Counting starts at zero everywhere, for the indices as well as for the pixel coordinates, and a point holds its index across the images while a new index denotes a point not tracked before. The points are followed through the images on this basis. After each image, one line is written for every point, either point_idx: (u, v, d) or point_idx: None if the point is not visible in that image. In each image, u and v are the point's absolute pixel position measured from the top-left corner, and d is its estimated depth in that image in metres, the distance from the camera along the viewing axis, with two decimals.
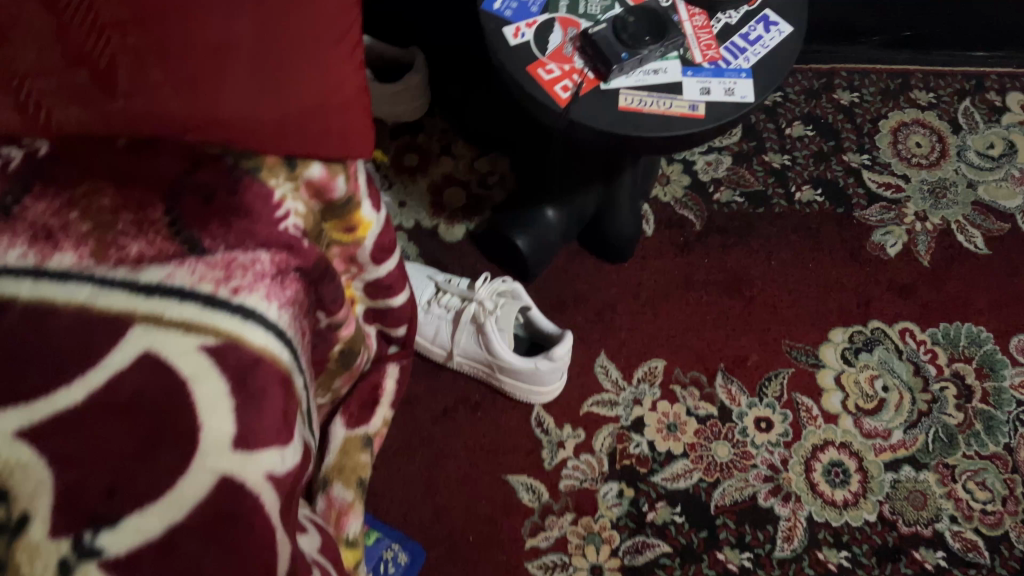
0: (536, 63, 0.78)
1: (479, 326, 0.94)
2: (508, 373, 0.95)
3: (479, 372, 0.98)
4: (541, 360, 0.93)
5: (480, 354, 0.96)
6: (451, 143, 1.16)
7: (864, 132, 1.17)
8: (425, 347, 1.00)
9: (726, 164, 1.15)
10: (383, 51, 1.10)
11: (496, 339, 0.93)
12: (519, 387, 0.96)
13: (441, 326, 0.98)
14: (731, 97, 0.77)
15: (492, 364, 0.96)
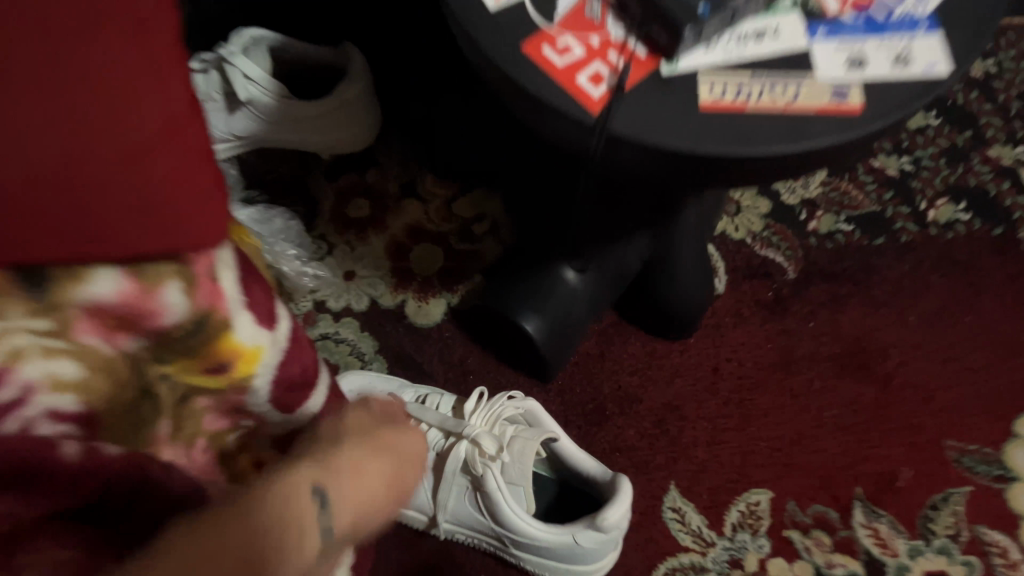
0: (539, 38, 0.43)
1: (475, 480, 0.58)
2: (529, 548, 0.59)
3: (483, 542, 0.62)
4: (581, 528, 0.56)
5: (482, 519, 0.60)
6: (417, 180, 0.80)
7: (1012, 114, 0.82)
8: (394, 507, 0.63)
9: (819, 177, 0.79)
10: (300, 51, 0.74)
11: (505, 500, 0.57)
12: (550, 565, 0.60)
13: (416, 475, 0.61)
14: (907, 69, 0.42)
15: (502, 534, 0.59)
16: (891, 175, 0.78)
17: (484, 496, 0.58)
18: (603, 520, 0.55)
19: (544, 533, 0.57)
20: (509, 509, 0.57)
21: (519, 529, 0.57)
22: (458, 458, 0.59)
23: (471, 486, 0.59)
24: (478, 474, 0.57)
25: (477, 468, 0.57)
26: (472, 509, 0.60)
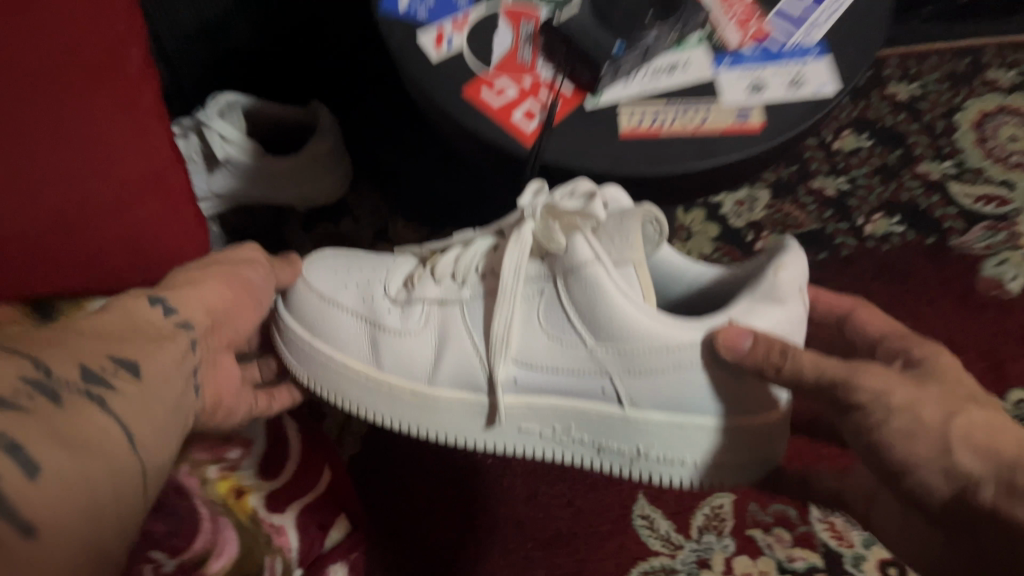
0: (477, 81, 0.48)
1: (555, 263, 0.46)
2: (649, 371, 0.45)
3: (579, 423, 0.49)
4: (742, 307, 0.43)
5: (573, 347, 0.47)
6: (389, 227, 0.86)
7: (939, 132, 0.88)
8: (414, 418, 0.53)
9: (763, 201, 0.84)
10: (268, 109, 0.79)
11: (603, 271, 0.44)
12: (697, 425, 0.46)
13: (451, 322, 0.51)
14: (800, 91, 0.47)
15: (604, 359, 0.46)
16: (829, 195, 0.84)
17: (570, 287, 0.45)
18: (778, 271, 0.44)
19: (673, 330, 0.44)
20: (609, 280, 0.44)
21: (627, 324, 0.44)
22: (523, 246, 0.47)
23: (551, 286, 0.47)
24: (561, 248, 0.45)
25: (558, 241, 0.45)
26: (550, 334, 0.47)
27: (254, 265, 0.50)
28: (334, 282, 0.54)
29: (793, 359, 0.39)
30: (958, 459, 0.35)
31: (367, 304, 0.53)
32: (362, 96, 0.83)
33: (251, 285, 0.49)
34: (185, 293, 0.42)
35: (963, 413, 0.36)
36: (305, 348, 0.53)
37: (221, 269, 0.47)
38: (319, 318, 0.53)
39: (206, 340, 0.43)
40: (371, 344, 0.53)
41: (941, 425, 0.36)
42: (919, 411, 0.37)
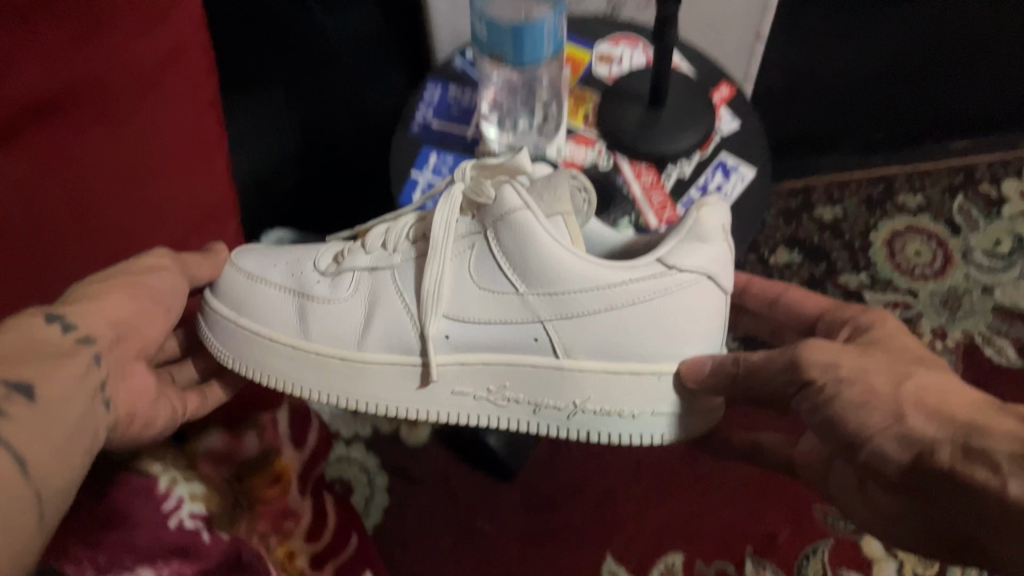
0: None
1: (486, 216, 0.52)
2: (585, 314, 0.51)
3: (516, 382, 0.54)
4: (668, 248, 0.49)
5: (506, 296, 0.52)
6: None
7: (856, 248, 1.06)
8: (342, 385, 0.56)
9: None
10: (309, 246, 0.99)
11: (533, 216, 0.50)
12: (635, 374, 0.52)
13: (381, 284, 0.57)
14: None
15: (537, 304, 0.51)
16: None
17: (500, 235, 0.51)
18: (702, 209, 0.49)
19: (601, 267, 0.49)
20: (539, 224, 0.50)
21: (558, 265, 0.50)
22: (452, 204, 0.54)
23: (481, 239, 0.53)
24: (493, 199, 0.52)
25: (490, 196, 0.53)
26: (481, 285, 0.53)
27: (159, 268, 0.51)
28: (260, 264, 0.60)
29: (744, 363, 0.47)
30: (911, 425, 0.37)
31: (296, 278, 0.59)
32: None
33: (167, 295, 0.51)
34: (86, 309, 0.44)
35: (912, 378, 0.40)
36: (229, 332, 0.57)
37: (126, 284, 0.48)
38: (246, 294, 0.58)
39: (111, 352, 0.45)
40: (298, 314, 0.58)
41: (891, 391, 0.39)
42: (873, 385, 0.40)
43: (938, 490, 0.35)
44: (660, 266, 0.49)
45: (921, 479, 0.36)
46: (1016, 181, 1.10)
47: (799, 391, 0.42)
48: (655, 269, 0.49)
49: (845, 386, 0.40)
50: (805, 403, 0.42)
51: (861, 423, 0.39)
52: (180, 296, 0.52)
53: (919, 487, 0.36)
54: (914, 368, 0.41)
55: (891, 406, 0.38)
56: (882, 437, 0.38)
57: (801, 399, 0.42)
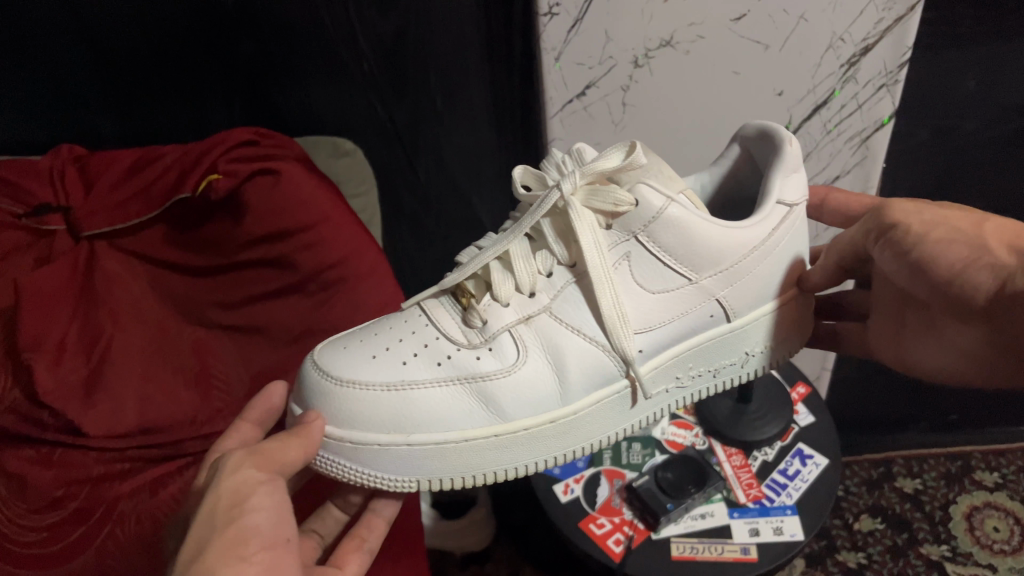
0: (588, 518, 0.81)
1: (632, 222, 0.53)
2: (750, 275, 0.54)
3: (697, 352, 0.56)
4: (779, 185, 0.53)
5: (679, 289, 0.54)
6: (520, 569, 1.14)
7: (936, 520, 1.13)
8: (558, 445, 0.53)
9: (800, 567, 1.10)
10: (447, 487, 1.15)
11: (682, 205, 0.52)
12: (772, 308, 0.56)
13: (548, 331, 0.53)
14: (781, 535, 0.79)
15: (712, 285, 0.54)
16: (851, 565, 1.09)
17: (658, 236, 0.52)
18: (794, 143, 0.53)
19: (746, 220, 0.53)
20: (694, 211, 0.52)
21: (729, 239, 0.52)
22: (589, 223, 0.52)
23: (634, 245, 0.53)
24: (632, 205, 0.52)
25: (627, 199, 0.52)
26: (653, 289, 0.54)
27: (252, 494, 0.46)
28: (387, 369, 0.51)
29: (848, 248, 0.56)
30: (1000, 254, 0.47)
31: (449, 366, 0.52)
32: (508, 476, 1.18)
33: (275, 528, 0.46)
34: None
35: (992, 220, 0.49)
36: (412, 457, 0.50)
37: (231, 549, 0.43)
38: (404, 407, 0.50)
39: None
40: (480, 399, 0.52)
41: (976, 233, 0.49)
42: (956, 226, 0.50)
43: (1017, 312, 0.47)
44: (783, 207, 0.54)
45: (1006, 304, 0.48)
46: None
47: (883, 239, 0.52)
48: (782, 210, 0.53)
49: (934, 228, 0.50)
50: (887, 260, 0.53)
51: (952, 256, 0.49)
52: (285, 513, 0.47)
53: (1008, 303, 0.48)
54: (987, 216, 0.50)
55: (978, 241, 0.48)
56: (977, 266, 0.48)
57: (881, 250, 0.53)
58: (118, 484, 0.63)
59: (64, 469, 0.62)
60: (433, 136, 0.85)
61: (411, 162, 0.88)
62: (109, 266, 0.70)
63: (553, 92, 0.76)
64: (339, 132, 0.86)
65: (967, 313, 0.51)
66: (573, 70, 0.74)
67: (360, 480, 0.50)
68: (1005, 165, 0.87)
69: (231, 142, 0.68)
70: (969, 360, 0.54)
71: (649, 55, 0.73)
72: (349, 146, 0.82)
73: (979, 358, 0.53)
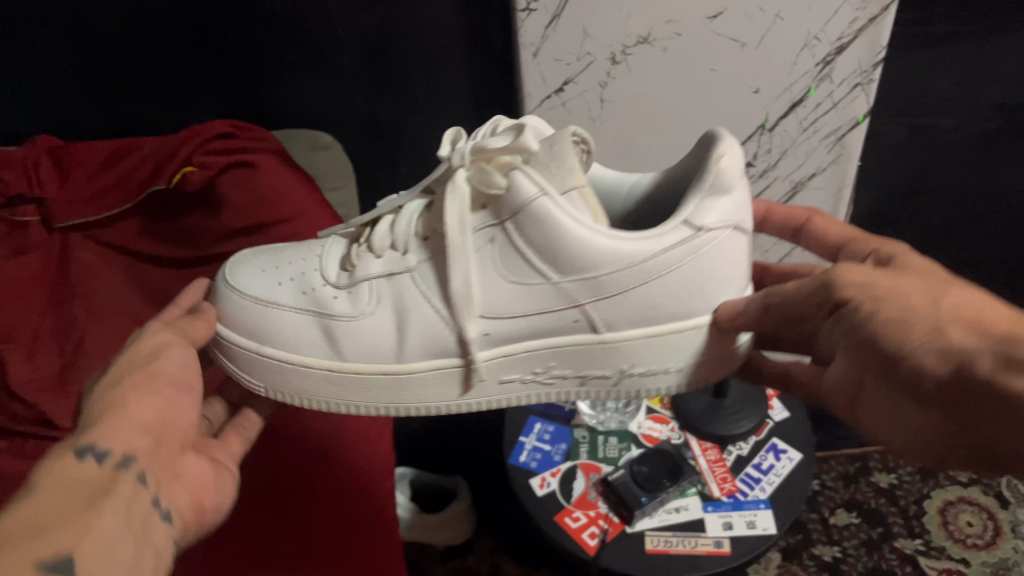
0: (563, 511, 0.82)
1: (501, 208, 0.51)
2: (620, 293, 0.51)
3: (558, 352, 0.54)
4: (693, 206, 0.49)
5: (537, 286, 0.52)
6: (499, 563, 1.14)
7: (911, 514, 1.15)
8: (390, 397, 0.57)
9: (777, 561, 1.11)
10: (427, 480, 1.16)
11: (552, 202, 0.49)
12: (676, 331, 0.52)
13: (404, 290, 0.55)
14: (754, 529, 0.80)
15: (571, 290, 0.51)
16: (826, 558, 1.11)
17: (522, 226, 0.50)
18: (722, 161, 0.47)
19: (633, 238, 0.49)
20: (562, 210, 0.49)
21: (592, 247, 0.49)
22: (459, 198, 0.52)
23: (500, 232, 0.52)
24: (504, 189, 0.51)
25: (501, 183, 0.51)
26: (510, 279, 0.52)
27: (166, 347, 0.51)
28: (263, 283, 0.58)
29: (777, 293, 0.47)
30: (952, 337, 0.38)
31: (310, 298, 0.57)
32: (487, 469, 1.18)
33: (182, 375, 0.51)
34: (114, 428, 0.44)
35: (950, 295, 0.40)
36: (259, 366, 0.57)
37: (142, 381, 0.48)
38: (261, 323, 0.56)
39: (155, 461, 0.46)
40: (325, 335, 0.56)
41: (932, 308, 0.40)
42: (909, 301, 0.41)
43: (974, 400, 0.37)
44: (688, 230, 0.49)
45: (964, 389, 0.37)
46: None
47: (834, 313, 0.44)
48: (685, 233, 0.49)
49: (880, 304, 0.42)
50: (840, 326, 0.44)
51: (903, 338, 0.40)
52: (196, 369, 0.52)
53: (966, 394, 0.37)
54: (951, 290, 0.41)
55: (933, 323, 0.39)
56: (925, 344, 0.39)
57: (834, 323, 0.44)
58: None
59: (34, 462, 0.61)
60: (413, 130, 0.85)
61: (392, 156, 0.88)
62: (84, 257, 0.69)
63: (531, 87, 0.76)
64: (319, 124, 0.86)
65: (915, 397, 0.40)
66: (551, 66, 0.75)
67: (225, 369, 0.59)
68: (979, 164, 0.88)
69: (209, 134, 0.68)
70: (914, 447, 0.42)
71: (626, 52, 0.73)
72: (326, 140, 0.82)
73: (926, 450, 0.42)
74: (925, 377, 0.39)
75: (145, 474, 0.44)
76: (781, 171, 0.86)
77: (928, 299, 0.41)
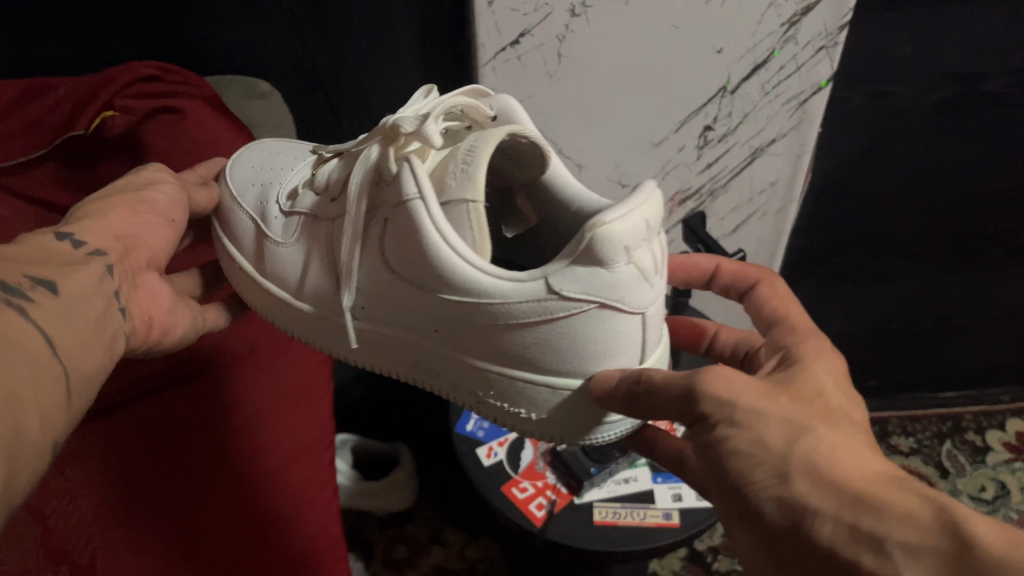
0: (510, 482, 0.79)
1: (391, 192, 0.49)
2: (474, 323, 0.47)
3: (424, 356, 0.52)
4: (559, 266, 0.43)
5: (403, 285, 0.50)
6: (441, 531, 1.12)
7: None
8: (297, 325, 0.57)
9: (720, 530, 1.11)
10: (369, 447, 1.12)
11: (421, 208, 0.46)
12: (529, 384, 0.48)
13: (320, 236, 0.54)
14: (703, 501, 0.78)
15: (427, 300, 0.48)
16: None
17: (399, 220, 0.48)
18: (593, 232, 0.41)
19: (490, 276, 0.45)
20: (427, 216, 0.45)
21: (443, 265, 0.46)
22: (366, 166, 0.50)
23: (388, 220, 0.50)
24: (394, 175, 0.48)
25: (393, 168, 0.49)
26: (388, 268, 0.50)
27: (157, 183, 0.54)
28: (247, 180, 0.60)
29: (647, 380, 0.43)
30: (797, 489, 0.35)
31: (262, 204, 0.58)
32: (431, 435, 1.16)
33: (164, 208, 0.53)
34: (91, 228, 0.48)
35: (810, 435, 0.37)
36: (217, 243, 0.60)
37: (125, 202, 0.51)
38: (224, 210, 0.59)
39: (124, 265, 0.48)
40: (255, 244, 0.57)
41: (783, 449, 0.37)
42: (764, 437, 0.38)
43: (808, 565, 0.34)
44: (545, 288, 0.44)
45: (797, 545, 0.35)
46: (998, 431, 1.21)
47: (697, 424, 0.41)
48: (540, 289, 0.44)
49: (736, 432, 0.38)
50: (703, 434, 0.40)
51: (749, 477, 0.37)
52: (180, 208, 0.54)
53: (793, 547, 0.35)
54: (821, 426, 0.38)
55: (781, 464, 0.36)
56: (767, 490, 0.36)
57: (697, 429, 0.41)
58: None
59: None
60: (356, 81, 0.80)
61: (332, 107, 0.83)
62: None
63: (485, 38, 0.72)
64: (257, 71, 0.80)
65: (749, 528, 0.38)
66: (506, 16, 0.70)
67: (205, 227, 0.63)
68: (933, 134, 0.87)
69: (133, 76, 0.64)
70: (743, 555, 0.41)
71: (586, 4, 0.69)
72: (264, 88, 0.77)
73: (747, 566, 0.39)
74: (766, 528, 0.36)
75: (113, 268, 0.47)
76: (741, 137, 0.83)
77: (786, 437, 0.37)
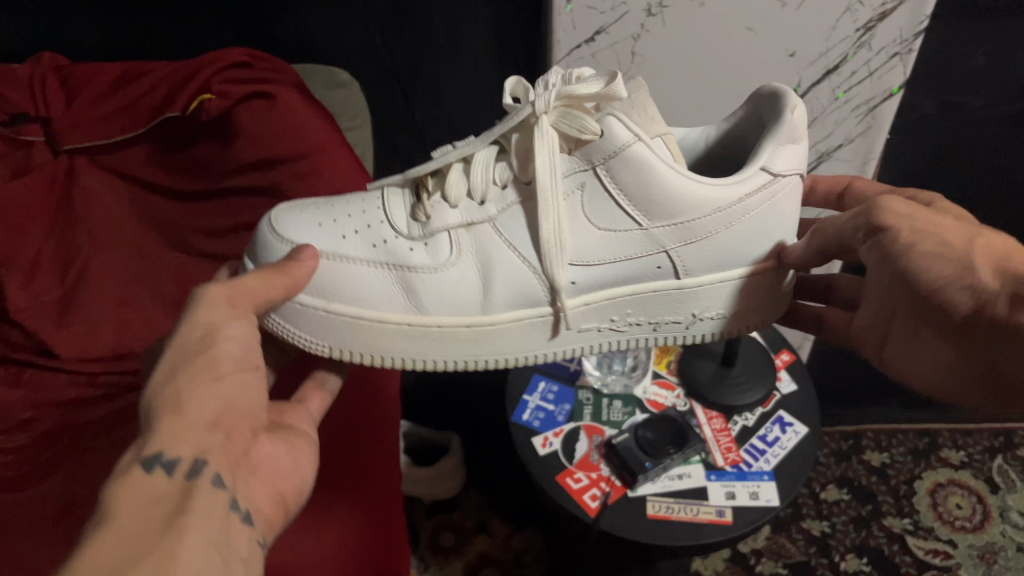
0: (564, 472, 0.81)
1: (592, 153, 0.52)
2: (704, 237, 0.53)
3: (636, 302, 0.56)
4: (770, 153, 0.51)
5: (628, 233, 0.53)
6: (487, 519, 1.14)
7: (900, 494, 1.15)
8: (470, 350, 0.56)
9: (765, 534, 1.11)
10: (421, 433, 1.14)
11: (647, 148, 0.50)
12: (743, 277, 0.55)
13: (486, 241, 0.55)
14: (756, 501, 0.79)
15: (661, 236, 0.53)
16: (815, 533, 1.11)
17: (616, 172, 0.51)
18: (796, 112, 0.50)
19: (722, 186, 0.51)
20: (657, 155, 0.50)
21: (681, 191, 0.51)
22: (546, 143, 0.51)
23: (590, 177, 0.53)
24: (598, 134, 0.51)
25: (593, 128, 0.51)
26: (600, 226, 0.53)
27: (223, 325, 0.48)
28: (331, 234, 0.55)
29: (833, 228, 0.51)
30: (981, 276, 0.44)
31: (383, 249, 0.55)
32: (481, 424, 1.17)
33: (245, 351, 0.49)
34: (174, 430, 0.43)
35: (984, 236, 0.46)
36: (330, 320, 0.54)
37: (202, 368, 0.46)
38: (329, 276, 0.54)
39: (221, 455, 0.45)
40: (403, 287, 0.55)
41: (966, 247, 0.46)
42: (945, 240, 0.46)
43: (994, 333, 0.45)
44: (766, 176, 0.51)
45: (982, 323, 0.45)
46: None
47: (872, 240, 0.49)
48: (765, 179, 0.51)
49: (917, 243, 0.47)
50: (875, 252, 0.49)
51: (933, 272, 0.46)
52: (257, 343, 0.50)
53: (983, 324, 0.45)
54: (980, 230, 0.47)
55: (963, 258, 0.45)
56: (958, 284, 0.45)
57: (870, 247, 0.49)
58: (89, 410, 0.67)
59: (30, 391, 0.67)
60: (433, 74, 0.82)
61: (408, 99, 0.85)
62: (88, 182, 0.70)
63: (562, 34, 0.73)
64: (339, 61, 0.83)
65: (941, 324, 0.47)
66: (584, 14, 0.72)
67: (284, 335, 0.55)
68: (1005, 143, 0.86)
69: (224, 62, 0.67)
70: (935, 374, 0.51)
71: (662, 4, 0.70)
72: (344, 78, 0.80)
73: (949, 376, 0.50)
74: (955, 311, 0.46)
75: (211, 476, 0.44)
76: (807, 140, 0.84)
77: (962, 238, 0.46)
